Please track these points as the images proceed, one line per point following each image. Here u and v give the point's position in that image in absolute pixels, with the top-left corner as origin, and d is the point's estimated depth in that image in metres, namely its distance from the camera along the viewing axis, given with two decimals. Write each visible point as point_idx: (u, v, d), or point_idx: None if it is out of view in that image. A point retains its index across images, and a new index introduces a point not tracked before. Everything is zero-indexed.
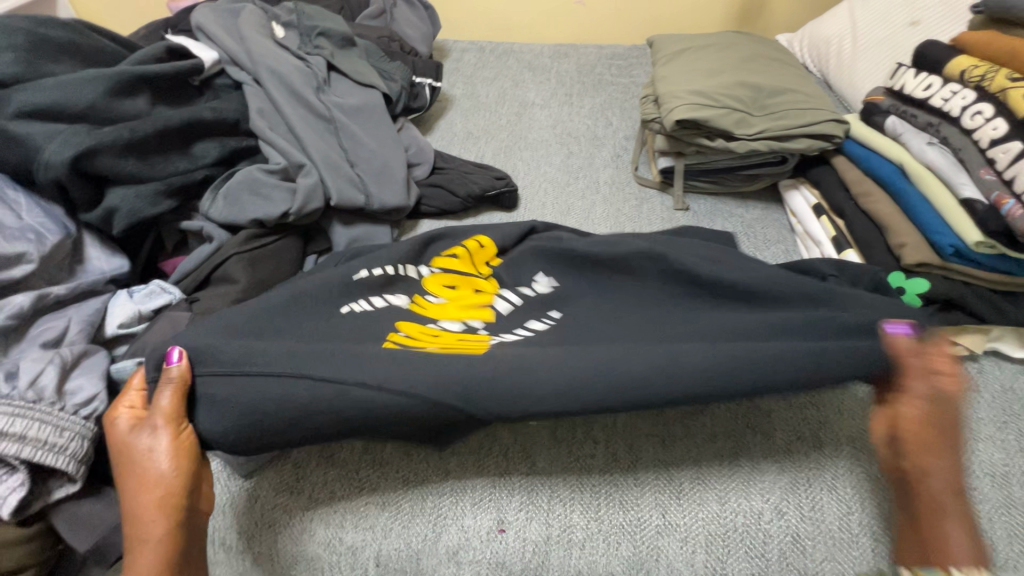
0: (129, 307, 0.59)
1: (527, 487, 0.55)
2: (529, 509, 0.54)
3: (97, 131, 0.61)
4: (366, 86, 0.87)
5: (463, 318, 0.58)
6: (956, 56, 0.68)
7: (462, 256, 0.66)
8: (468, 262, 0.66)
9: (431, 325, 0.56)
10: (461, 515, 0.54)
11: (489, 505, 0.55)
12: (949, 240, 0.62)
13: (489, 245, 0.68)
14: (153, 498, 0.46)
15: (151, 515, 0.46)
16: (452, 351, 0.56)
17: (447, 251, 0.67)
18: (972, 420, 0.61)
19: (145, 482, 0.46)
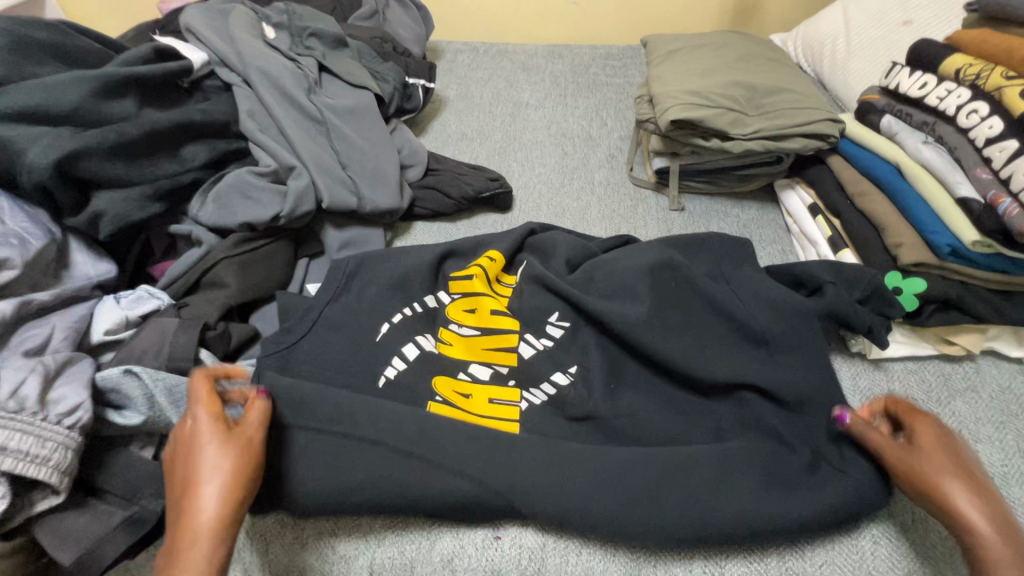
0: (116, 313, 0.58)
1: None
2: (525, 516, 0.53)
3: (82, 134, 0.60)
4: (359, 87, 0.86)
5: (490, 364, 0.61)
6: (951, 54, 0.68)
7: (478, 279, 0.68)
8: (484, 285, 0.68)
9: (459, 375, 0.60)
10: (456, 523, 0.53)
11: None
12: (945, 240, 0.61)
13: (498, 258, 0.71)
14: (212, 512, 0.42)
15: (208, 517, 0.42)
16: (483, 404, 0.58)
17: (464, 275, 0.69)
18: (970, 420, 0.61)
19: (207, 492, 0.42)
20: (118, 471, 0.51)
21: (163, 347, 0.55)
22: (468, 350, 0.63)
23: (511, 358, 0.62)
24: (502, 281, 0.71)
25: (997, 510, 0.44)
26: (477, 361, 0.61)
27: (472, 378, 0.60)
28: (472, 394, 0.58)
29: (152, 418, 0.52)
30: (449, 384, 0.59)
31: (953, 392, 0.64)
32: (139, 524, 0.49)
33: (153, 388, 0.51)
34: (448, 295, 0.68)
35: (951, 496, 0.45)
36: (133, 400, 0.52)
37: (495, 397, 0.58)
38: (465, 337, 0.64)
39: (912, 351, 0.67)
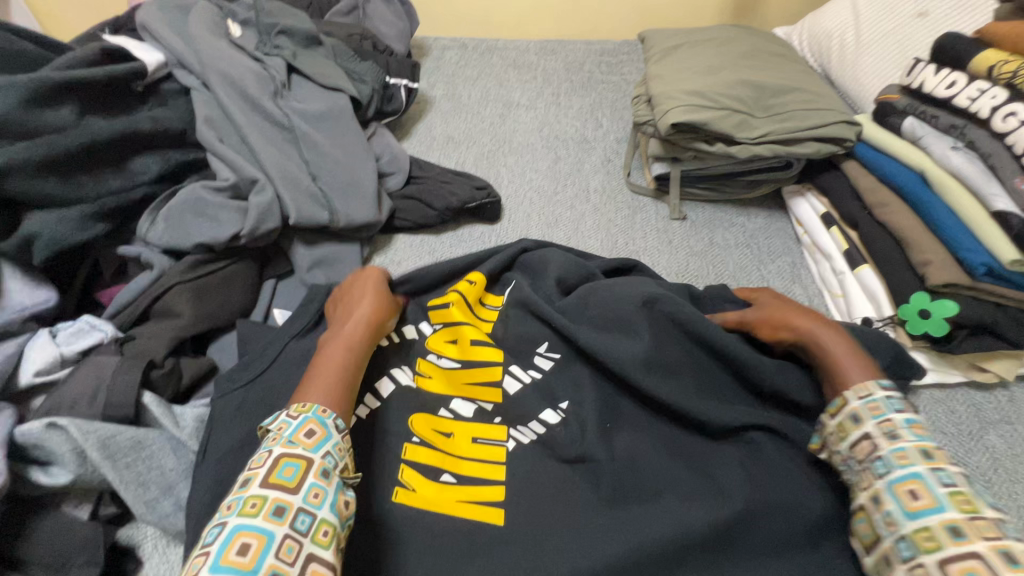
0: (49, 350, 0.52)
1: None
2: None
3: (8, 148, 0.53)
4: (332, 89, 0.79)
5: (474, 400, 0.55)
6: (982, 49, 0.61)
7: (456, 305, 0.60)
8: (464, 312, 0.60)
9: (441, 413, 0.54)
10: None
11: None
12: (980, 259, 0.55)
13: (478, 279, 0.63)
14: (364, 318, 0.54)
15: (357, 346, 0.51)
16: (466, 444, 0.52)
17: (439, 301, 0.61)
18: (1006, 457, 0.55)
19: (364, 307, 0.55)
20: (46, 537, 0.45)
21: (100, 392, 0.49)
22: (449, 383, 0.56)
23: (496, 395, 0.55)
24: (486, 303, 0.64)
25: (843, 335, 0.52)
26: (457, 396, 0.55)
27: (454, 416, 0.54)
28: (453, 434, 0.52)
29: (84, 476, 0.46)
30: (427, 423, 0.53)
31: (985, 424, 0.58)
32: None
33: (83, 442, 0.45)
34: (428, 324, 0.61)
35: (801, 330, 0.53)
36: (61, 456, 0.45)
37: (478, 435, 0.53)
38: (445, 368, 0.57)
39: (938, 379, 0.60)
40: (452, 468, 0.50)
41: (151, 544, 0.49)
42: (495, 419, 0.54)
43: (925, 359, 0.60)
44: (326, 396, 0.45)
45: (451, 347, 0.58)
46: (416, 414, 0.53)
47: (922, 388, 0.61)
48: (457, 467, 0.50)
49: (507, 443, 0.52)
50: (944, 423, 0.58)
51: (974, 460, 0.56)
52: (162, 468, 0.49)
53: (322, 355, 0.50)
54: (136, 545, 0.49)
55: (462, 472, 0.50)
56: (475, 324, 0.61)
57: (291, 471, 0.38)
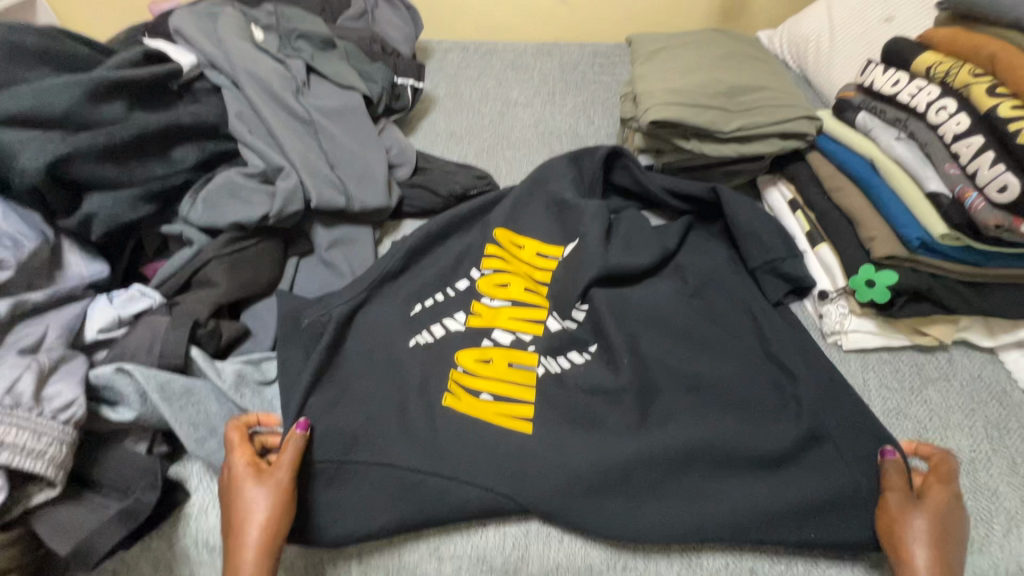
0: (109, 312, 0.60)
1: (535, 533, 0.56)
2: (524, 540, 0.56)
3: (72, 137, 0.61)
4: (347, 88, 0.87)
5: (514, 331, 0.67)
6: (922, 52, 0.69)
7: (503, 257, 0.74)
8: (513, 262, 0.73)
9: (483, 343, 0.65)
10: (452, 542, 0.56)
11: (483, 546, 0.56)
12: (916, 234, 0.64)
13: (526, 244, 0.76)
14: (251, 554, 0.49)
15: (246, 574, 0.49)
16: (504, 368, 0.63)
17: (487, 254, 0.74)
18: (941, 408, 0.64)
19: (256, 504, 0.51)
20: (113, 464, 0.53)
21: (155, 345, 0.57)
22: (494, 318, 0.68)
23: (538, 327, 0.67)
24: (540, 254, 0.75)
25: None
26: (502, 328, 0.67)
27: (495, 344, 0.66)
28: (525, 245, 0.75)
29: (145, 414, 0.54)
30: (471, 356, 0.64)
31: (925, 381, 0.66)
32: (133, 516, 0.51)
33: (146, 384, 0.54)
34: (478, 269, 0.73)
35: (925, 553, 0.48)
36: (126, 396, 0.54)
37: (513, 361, 0.64)
38: (495, 307, 0.69)
39: (885, 342, 0.69)
40: (490, 389, 0.61)
41: (196, 479, 0.58)
42: (529, 347, 0.65)
43: (872, 326, 0.68)
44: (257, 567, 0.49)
45: (500, 288, 0.71)
46: (462, 350, 0.65)
47: (872, 351, 0.69)
48: (497, 388, 0.62)
49: (538, 368, 0.64)
50: (889, 379, 0.66)
51: (914, 410, 0.64)
52: (208, 412, 0.57)
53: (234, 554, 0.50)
54: (183, 480, 0.58)
55: (500, 393, 0.61)
56: (521, 272, 0.73)
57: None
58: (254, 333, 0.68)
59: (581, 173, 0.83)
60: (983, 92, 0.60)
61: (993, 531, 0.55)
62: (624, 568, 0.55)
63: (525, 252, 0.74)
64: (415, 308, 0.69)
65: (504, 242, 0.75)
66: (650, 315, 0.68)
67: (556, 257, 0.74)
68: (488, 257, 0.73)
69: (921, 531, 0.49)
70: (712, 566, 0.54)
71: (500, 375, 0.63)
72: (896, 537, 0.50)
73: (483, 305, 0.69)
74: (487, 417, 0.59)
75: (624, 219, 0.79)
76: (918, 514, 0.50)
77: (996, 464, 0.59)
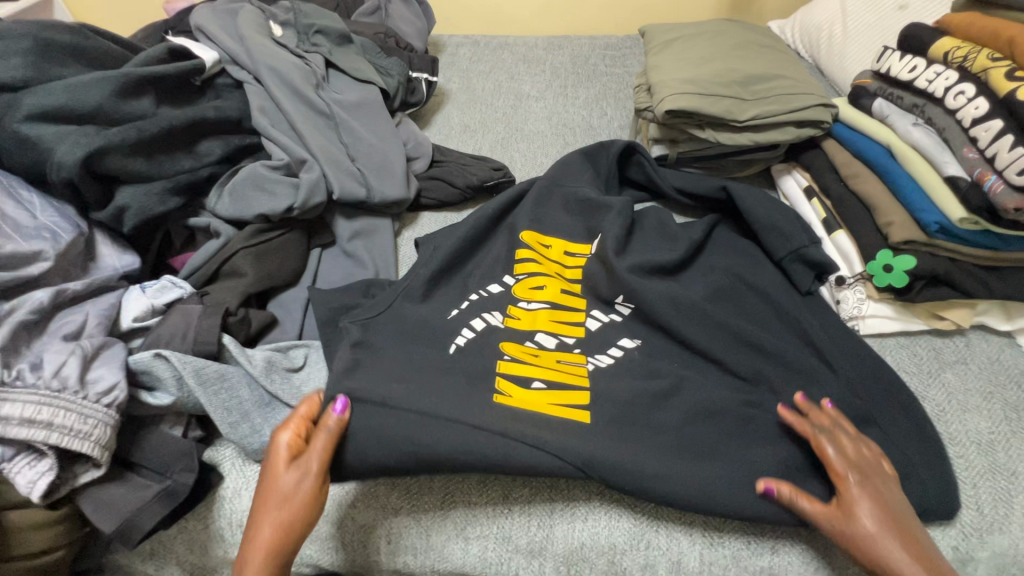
0: (142, 301, 0.61)
1: (552, 499, 0.58)
2: (536, 495, 0.59)
3: (106, 132, 0.63)
4: (364, 82, 0.89)
5: (557, 334, 0.66)
6: (939, 38, 0.70)
7: (537, 261, 0.74)
8: (545, 266, 0.74)
9: (528, 342, 0.65)
10: (468, 497, 0.59)
11: (501, 512, 0.58)
12: (933, 218, 0.64)
13: (552, 244, 0.77)
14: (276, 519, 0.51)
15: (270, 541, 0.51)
16: (552, 361, 0.63)
17: (519, 259, 0.74)
18: (959, 391, 0.64)
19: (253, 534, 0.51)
20: (152, 446, 0.55)
21: (189, 332, 0.59)
22: (535, 321, 0.67)
23: (579, 330, 0.67)
24: (568, 252, 0.76)
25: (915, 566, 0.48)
26: (544, 330, 0.66)
27: (539, 346, 0.65)
28: (552, 245, 0.76)
29: (181, 399, 0.56)
30: (517, 347, 0.64)
31: (943, 364, 0.67)
32: (172, 496, 0.53)
33: (182, 369, 0.55)
34: (512, 277, 0.72)
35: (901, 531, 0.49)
36: (164, 381, 0.55)
37: (562, 358, 0.64)
38: (532, 311, 0.68)
39: (902, 327, 0.69)
40: (543, 377, 0.61)
41: (229, 462, 0.60)
42: (576, 349, 0.65)
43: (889, 310, 0.69)
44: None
45: (536, 291, 0.70)
46: (506, 339, 0.65)
47: (889, 336, 0.70)
48: (549, 376, 0.61)
49: (588, 364, 0.64)
50: (907, 364, 0.67)
51: (932, 393, 0.64)
52: (240, 397, 0.59)
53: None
54: (216, 463, 0.60)
55: (553, 380, 0.61)
56: (554, 275, 0.73)
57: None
58: (280, 322, 0.69)
59: (597, 170, 0.85)
60: (1002, 76, 0.60)
61: (1013, 509, 0.56)
62: (647, 548, 0.56)
63: (552, 252, 0.75)
64: (450, 312, 0.68)
65: (532, 244, 0.75)
66: (678, 299, 0.67)
67: (585, 254, 0.76)
68: (520, 262, 0.73)
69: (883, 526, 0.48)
70: (734, 544, 0.55)
71: (547, 365, 0.63)
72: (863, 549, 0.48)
73: (522, 310, 0.68)
74: (542, 408, 0.58)
75: (648, 216, 0.81)
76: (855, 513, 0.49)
77: (1015, 444, 0.60)
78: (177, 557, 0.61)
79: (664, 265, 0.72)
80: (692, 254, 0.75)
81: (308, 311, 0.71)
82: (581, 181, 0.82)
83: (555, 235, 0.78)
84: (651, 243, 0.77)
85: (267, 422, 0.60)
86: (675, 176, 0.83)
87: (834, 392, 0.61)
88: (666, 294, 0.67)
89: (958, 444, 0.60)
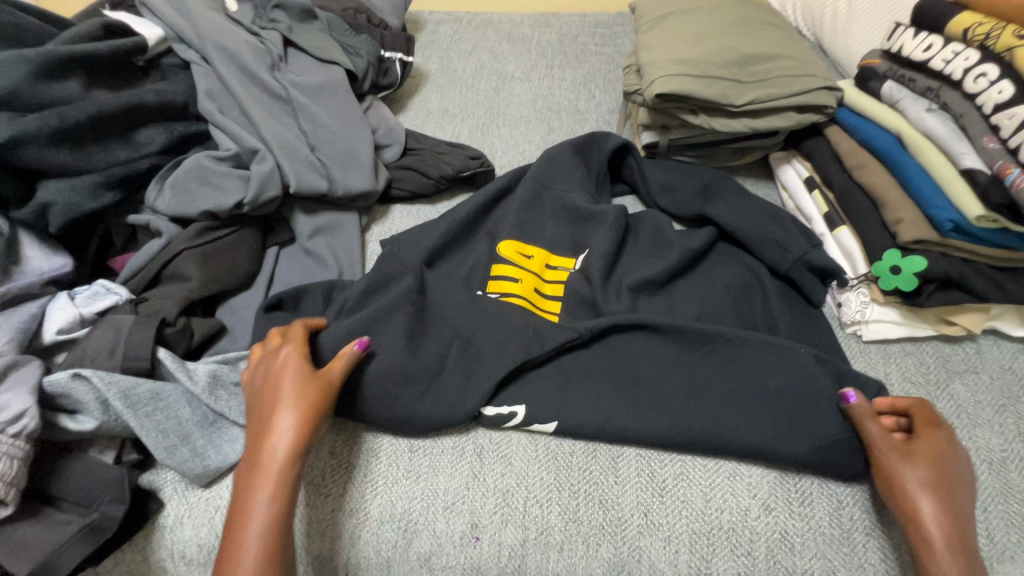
0: (68, 310, 0.55)
1: (523, 517, 0.54)
2: (504, 512, 0.54)
3: (21, 120, 0.56)
4: (328, 62, 0.81)
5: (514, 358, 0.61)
6: (958, 12, 0.63)
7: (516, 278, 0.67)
8: (524, 284, 0.67)
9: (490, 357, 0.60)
10: (433, 521, 0.54)
11: (462, 510, 0.54)
12: (948, 215, 0.59)
13: (534, 254, 0.70)
14: (288, 439, 0.48)
15: (274, 471, 0.47)
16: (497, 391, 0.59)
17: (494, 276, 0.68)
18: (970, 404, 0.59)
19: (257, 504, 0.46)
20: (76, 476, 0.49)
21: (118, 346, 0.53)
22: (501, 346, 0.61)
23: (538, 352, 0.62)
24: (550, 265, 0.70)
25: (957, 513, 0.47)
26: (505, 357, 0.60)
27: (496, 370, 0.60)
28: (533, 255, 0.70)
29: (107, 423, 0.50)
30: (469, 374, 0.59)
31: (952, 374, 0.61)
32: (97, 532, 0.47)
33: (106, 391, 0.49)
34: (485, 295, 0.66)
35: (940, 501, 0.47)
36: (86, 404, 0.50)
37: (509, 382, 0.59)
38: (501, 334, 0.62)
39: (909, 333, 0.64)
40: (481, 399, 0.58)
41: (171, 487, 0.54)
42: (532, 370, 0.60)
43: (895, 315, 0.63)
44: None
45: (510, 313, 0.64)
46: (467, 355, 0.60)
47: (894, 342, 0.64)
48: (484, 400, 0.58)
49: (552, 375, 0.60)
50: (914, 373, 0.62)
51: (940, 406, 0.59)
52: (179, 418, 0.53)
53: (227, 558, 0.44)
54: (156, 488, 0.54)
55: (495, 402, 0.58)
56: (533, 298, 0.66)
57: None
58: (230, 329, 0.63)
59: (588, 169, 0.78)
60: None
61: None
62: None
63: (534, 262, 0.69)
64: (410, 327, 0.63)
65: (512, 257, 0.69)
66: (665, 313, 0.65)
67: (568, 268, 0.69)
68: (496, 279, 0.67)
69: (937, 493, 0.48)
70: None
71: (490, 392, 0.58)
72: (900, 497, 0.49)
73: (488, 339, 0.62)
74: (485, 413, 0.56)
75: (644, 222, 0.74)
76: (913, 466, 0.49)
77: None
78: None
79: (659, 269, 0.68)
80: (688, 258, 0.69)
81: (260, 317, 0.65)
82: (570, 183, 0.75)
83: (537, 243, 0.71)
84: (643, 254, 0.71)
85: (211, 444, 0.54)
86: (662, 192, 0.77)
87: (835, 411, 0.56)
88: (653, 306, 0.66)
89: (969, 463, 0.55)
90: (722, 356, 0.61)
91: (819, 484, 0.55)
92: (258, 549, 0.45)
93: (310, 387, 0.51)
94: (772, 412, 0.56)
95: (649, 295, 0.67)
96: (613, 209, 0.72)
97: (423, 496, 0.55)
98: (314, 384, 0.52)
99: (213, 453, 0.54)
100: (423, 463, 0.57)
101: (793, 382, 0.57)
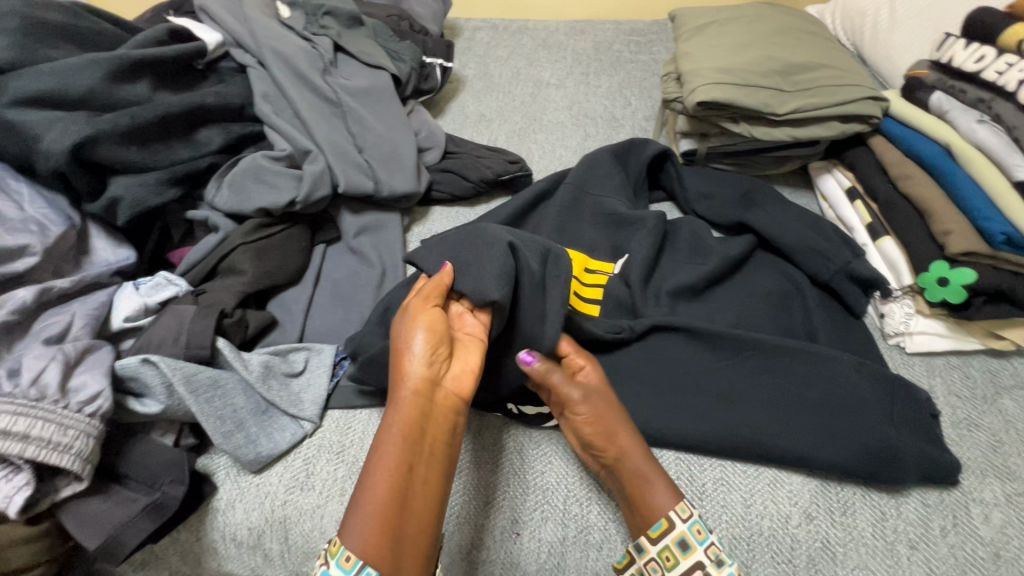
0: (134, 299, 0.58)
1: (563, 514, 0.55)
2: (544, 509, 0.55)
3: (97, 119, 0.59)
4: (375, 67, 0.84)
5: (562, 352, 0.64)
6: (1011, 22, 0.62)
7: None
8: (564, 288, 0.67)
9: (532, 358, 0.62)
10: (476, 515, 0.55)
11: (503, 505, 0.55)
12: (1000, 228, 0.58)
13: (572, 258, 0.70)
14: (413, 368, 0.50)
15: (409, 393, 0.50)
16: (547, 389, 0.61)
17: None
18: (1019, 420, 0.58)
19: (385, 444, 0.47)
20: (141, 457, 0.52)
21: (181, 335, 0.55)
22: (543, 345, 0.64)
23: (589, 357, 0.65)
24: (589, 269, 0.69)
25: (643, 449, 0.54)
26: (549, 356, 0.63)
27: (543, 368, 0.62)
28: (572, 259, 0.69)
29: (171, 407, 0.53)
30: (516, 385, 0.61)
31: (1000, 390, 0.60)
32: (161, 510, 0.50)
33: (171, 376, 0.52)
34: None
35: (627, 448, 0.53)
36: (152, 388, 0.52)
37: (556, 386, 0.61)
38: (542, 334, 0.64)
39: (955, 346, 0.63)
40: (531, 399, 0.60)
41: (224, 472, 0.56)
42: None
43: (941, 327, 0.63)
44: (366, 540, 0.43)
45: None
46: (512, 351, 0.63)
47: (939, 355, 0.64)
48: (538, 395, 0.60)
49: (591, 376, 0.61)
50: (960, 388, 0.61)
51: (987, 421, 0.58)
52: (235, 405, 0.56)
53: (356, 500, 0.46)
54: (210, 472, 0.56)
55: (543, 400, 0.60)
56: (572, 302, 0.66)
57: (349, 556, 0.43)
58: (281, 323, 0.66)
59: (627, 174, 0.79)
60: None
61: None
62: None
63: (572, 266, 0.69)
64: None
65: None
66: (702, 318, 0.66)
67: (606, 272, 0.70)
68: None
69: (621, 430, 0.54)
70: None
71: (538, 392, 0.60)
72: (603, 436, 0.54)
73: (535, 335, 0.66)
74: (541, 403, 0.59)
75: (682, 228, 0.75)
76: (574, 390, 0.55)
77: None
78: (170, 568, 0.57)
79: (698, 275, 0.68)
80: (728, 265, 0.69)
81: (310, 313, 0.67)
82: (610, 188, 0.76)
83: (575, 247, 0.72)
84: (682, 260, 0.72)
85: (263, 432, 0.56)
86: (700, 199, 0.77)
87: (879, 420, 0.56)
88: (691, 312, 0.67)
89: (1019, 479, 0.54)
90: (763, 363, 0.61)
91: (862, 495, 0.54)
92: (384, 489, 0.46)
93: (425, 323, 0.52)
94: (813, 420, 0.56)
95: (691, 301, 0.68)
96: (653, 214, 0.73)
97: (465, 491, 0.56)
98: (426, 318, 0.53)
99: (265, 440, 0.56)
100: (466, 458, 0.58)
101: (836, 392, 0.58)
